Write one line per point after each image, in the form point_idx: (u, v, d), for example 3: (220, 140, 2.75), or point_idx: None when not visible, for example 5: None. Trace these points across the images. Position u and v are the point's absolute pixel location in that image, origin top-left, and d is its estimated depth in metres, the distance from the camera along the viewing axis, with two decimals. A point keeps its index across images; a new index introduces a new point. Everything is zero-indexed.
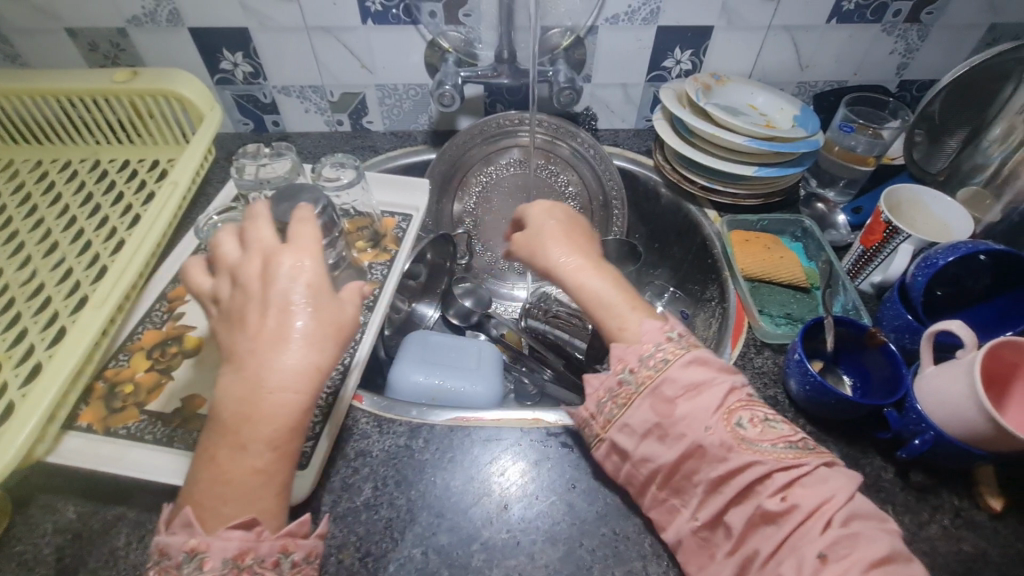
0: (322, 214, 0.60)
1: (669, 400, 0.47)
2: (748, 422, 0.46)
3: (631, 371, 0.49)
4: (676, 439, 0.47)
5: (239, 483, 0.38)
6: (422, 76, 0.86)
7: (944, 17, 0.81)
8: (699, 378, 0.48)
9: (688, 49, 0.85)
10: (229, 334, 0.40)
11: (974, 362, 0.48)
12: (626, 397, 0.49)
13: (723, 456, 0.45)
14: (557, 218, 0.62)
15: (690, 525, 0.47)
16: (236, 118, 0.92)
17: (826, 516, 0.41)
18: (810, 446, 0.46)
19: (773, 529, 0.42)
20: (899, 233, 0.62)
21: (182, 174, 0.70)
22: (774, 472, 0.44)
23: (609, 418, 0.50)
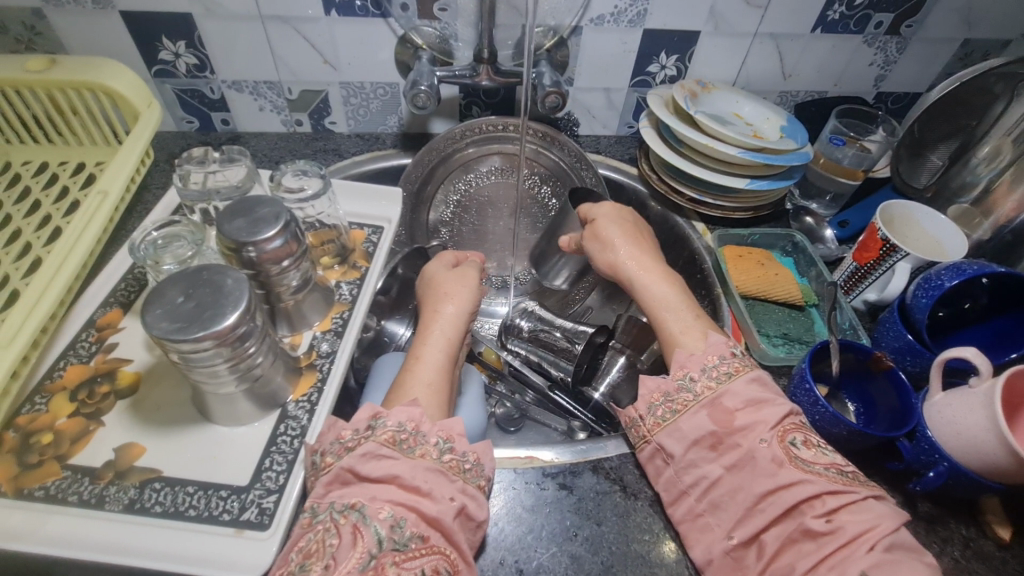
0: (285, 230, 0.52)
1: (728, 411, 0.48)
2: (801, 444, 0.46)
3: (692, 379, 0.51)
4: (732, 448, 0.47)
5: (420, 379, 0.55)
6: (392, 74, 0.79)
7: (922, 30, 0.81)
8: (760, 394, 0.49)
9: (673, 54, 0.81)
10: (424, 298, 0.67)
11: (993, 392, 0.46)
12: (682, 403, 0.50)
13: (773, 471, 0.45)
14: (630, 224, 0.68)
15: (725, 543, 0.45)
16: (178, 116, 0.82)
17: (870, 542, 0.40)
18: (859, 479, 0.46)
19: (813, 547, 0.41)
20: (897, 251, 0.61)
21: (113, 181, 0.59)
22: (824, 493, 0.43)
23: (661, 421, 0.50)
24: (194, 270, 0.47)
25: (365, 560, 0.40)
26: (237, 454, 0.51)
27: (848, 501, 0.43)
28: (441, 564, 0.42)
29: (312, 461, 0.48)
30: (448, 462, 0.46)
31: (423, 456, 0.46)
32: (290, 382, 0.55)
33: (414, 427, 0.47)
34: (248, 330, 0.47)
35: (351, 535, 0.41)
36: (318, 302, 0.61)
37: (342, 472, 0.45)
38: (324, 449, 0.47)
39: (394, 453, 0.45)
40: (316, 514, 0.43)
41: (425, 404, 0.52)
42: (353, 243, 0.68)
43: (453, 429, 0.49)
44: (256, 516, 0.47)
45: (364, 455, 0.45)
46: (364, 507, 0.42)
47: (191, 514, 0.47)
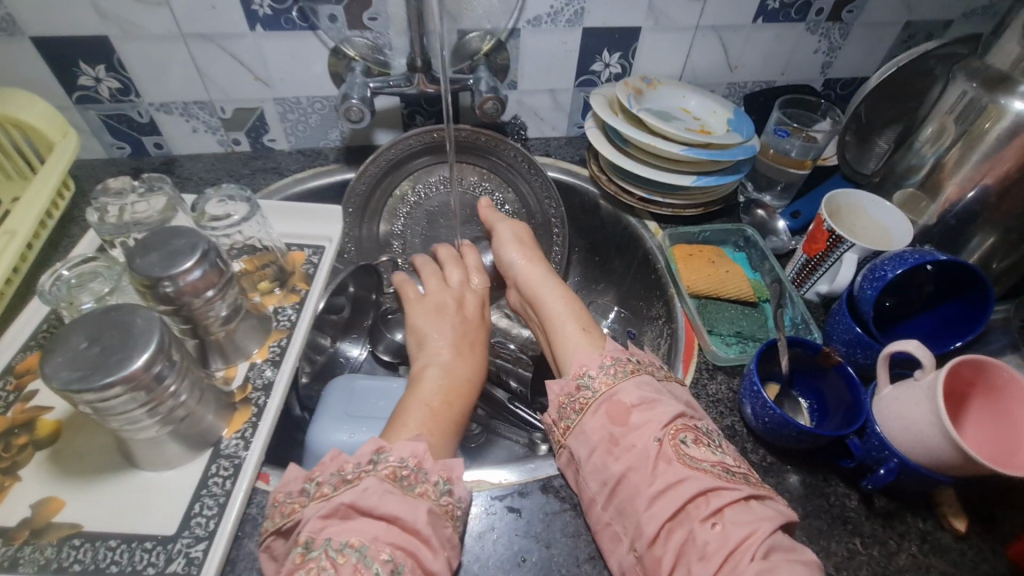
0: (203, 261, 0.49)
1: (624, 407, 0.48)
2: (691, 443, 0.46)
3: (590, 377, 0.51)
4: (625, 450, 0.46)
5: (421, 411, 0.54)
6: (328, 87, 0.76)
7: (863, 15, 0.81)
8: (654, 394, 0.49)
9: (616, 52, 0.80)
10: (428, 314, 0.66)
11: (935, 384, 0.45)
12: (582, 402, 0.50)
13: (663, 471, 0.44)
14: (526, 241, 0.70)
15: (629, 558, 0.43)
16: (107, 142, 0.78)
17: (751, 549, 0.38)
18: (746, 478, 0.44)
19: (700, 560, 0.39)
20: (843, 242, 0.60)
21: (23, 218, 0.56)
22: (711, 493, 0.42)
23: (569, 425, 0.50)
24: (102, 312, 0.45)
25: None
26: (164, 501, 0.48)
27: (734, 499, 0.42)
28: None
29: (302, 489, 0.45)
30: (443, 506, 0.45)
31: (423, 494, 0.45)
32: (222, 419, 0.53)
33: (416, 464, 0.46)
34: (164, 372, 0.44)
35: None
36: (253, 331, 0.58)
37: (342, 506, 0.42)
38: (322, 479, 0.45)
39: (395, 489, 0.44)
40: (310, 551, 0.40)
41: (426, 439, 0.51)
42: (292, 265, 0.66)
43: (452, 470, 0.47)
44: (183, 567, 0.45)
45: (367, 490, 0.43)
46: (365, 547, 0.40)
47: (113, 571, 0.44)
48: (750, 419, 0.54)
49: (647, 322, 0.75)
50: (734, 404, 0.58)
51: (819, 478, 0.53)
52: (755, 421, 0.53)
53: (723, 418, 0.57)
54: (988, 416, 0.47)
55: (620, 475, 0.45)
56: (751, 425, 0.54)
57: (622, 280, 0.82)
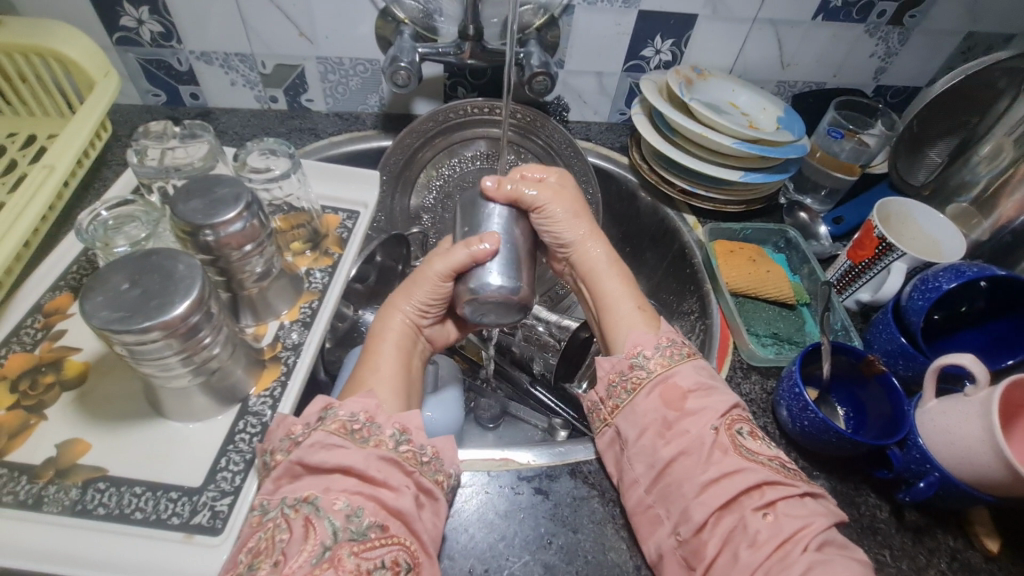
0: (245, 213, 0.48)
1: (680, 391, 0.47)
2: (747, 435, 0.45)
3: (646, 356, 0.49)
4: (678, 435, 0.45)
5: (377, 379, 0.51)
6: (372, 50, 0.75)
7: (926, 21, 0.79)
8: (710, 380, 0.48)
9: (669, 38, 0.78)
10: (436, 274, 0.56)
11: (990, 401, 0.44)
12: (636, 382, 0.48)
13: (719, 458, 0.43)
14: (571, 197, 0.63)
15: (671, 541, 0.43)
16: (143, 88, 0.77)
17: (804, 539, 0.39)
18: (800, 474, 0.44)
19: (749, 549, 0.39)
20: (893, 250, 0.58)
21: (62, 155, 0.55)
22: (767, 485, 0.42)
23: (617, 404, 0.49)
24: (142, 255, 0.43)
25: (317, 553, 0.37)
26: (191, 452, 0.47)
27: (789, 492, 0.42)
28: (402, 556, 0.39)
29: (262, 462, 0.44)
30: (404, 454, 0.43)
31: (378, 446, 0.43)
32: (251, 375, 0.52)
33: (367, 418, 0.44)
34: (201, 320, 0.43)
35: (303, 528, 0.38)
36: (286, 290, 0.57)
37: (291, 466, 0.42)
38: (273, 447, 0.44)
39: (344, 441, 0.42)
40: (267, 512, 0.40)
41: (381, 398, 0.49)
42: (326, 228, 0.64)
43: (409, 422, 0.46)
44: (208, 520, 0.44)
45: (313, 444, 0.42)
46: (317, 499, 0.39)
47: (136, 518, 0.44)
48: (786, 421, 0.53)
49: (678, 316, 0.73)
50: (768, 406, 0.57)
51: (852, 487, 0.52)
52: (791, 424, 0.52)
53: (755, 418, 0.56)
54: None
55: (670, 459, 0.44)
56: (786, 427, 0.54)
57: (654, 272, 0.81)
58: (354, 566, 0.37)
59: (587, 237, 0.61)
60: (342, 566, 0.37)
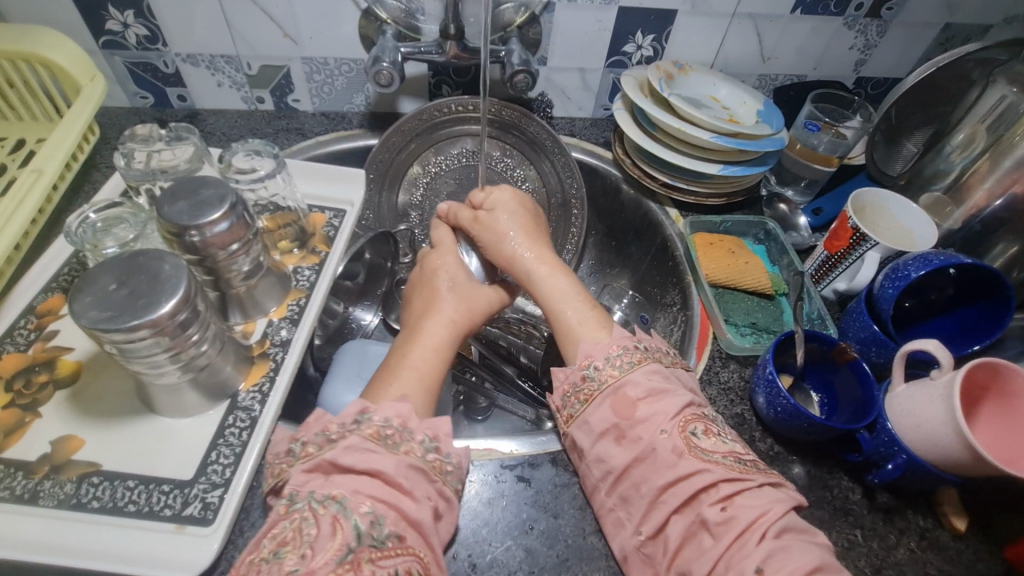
0: (231, 213, 0.49)
1: (630, 400, 0.48)
2: (702, 434, 0.46)
3: (595, 368, 0.50)
4: (632, 442, 0.46)
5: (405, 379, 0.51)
6: (356, 50, 0.76)
7: (903, 13, 0.80)
8: (662, 385, 0.48)
9: (649, 33, 0.79)
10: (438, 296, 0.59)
11: (952, 385, 0.45)
12: (588, 393, 0.49)
13: (674, 462, 0.45)
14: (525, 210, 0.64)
15: (635, 539, 0.45)
16: (131, 91, 0.78)
17: (761, 528, 0.40)
18: (756, 467, 0.46)
19: (710, 542, 0.41)
20: (867, 240, 0.60)
21: (49, 160, 0.56)
22: (722, 483, 0.43)
23: (572, 413, 0.50)
24: (129, 256, 0.45)
25: (342, 553, 0.38)
26: (182, 446, 0.49)
27: (742, 486, 0.43)
28: (415, 567, 0.40)
29: (289, 450, 0.46)
30: (430, 463, 0.45)
31: (372, 434, 0.44)
32: (240, 372, 0.53)
33: (364, 410, 0.46)
34: (188, 318, 0.44)
35: (331, 525, 0.39)
36: (273, 288, 0.59)
37: (324, 462, 0.43)
38: (308, 438, 0.45)
39: (377, 447, 0.44)
40: (294, 503, 0.41)
41: (411, 398, 0.50)
42: (312, 227, 0.66)
43: (406, 412, 0.47)
44: (199, 511, 0.45)
45: (348, 447, 0.43)
46: (345, 500, 0.41)
47: (130, 510, 0.45)
48: (761, 408, 0.55)
49: (662, 308, 0.75)
50: (745, 394, 0.58)
51: (824, 470, 0.53)
52: (766, 411, 0.54)
53: (733, 406, 0.57)
54: (999, 419, 0.47)
55: (627, 465, 0.46)
56: (761, 414, 0.55)
57: (638, 266, 0.82)
58: (370, 573, 0.38)
59: (528, 248, 0.61)
60: (361, 571, 0.38)
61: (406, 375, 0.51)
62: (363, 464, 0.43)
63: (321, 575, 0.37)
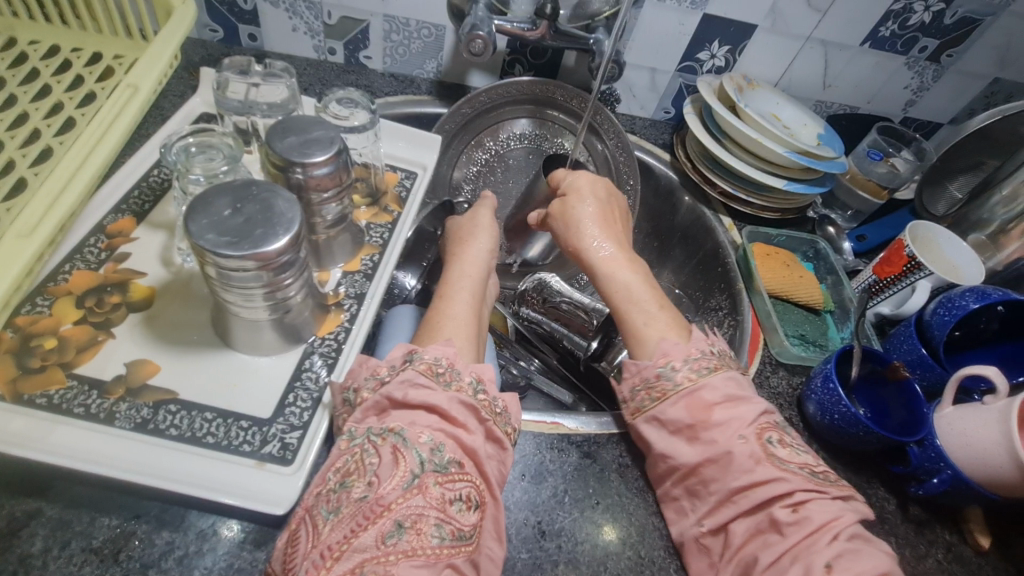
0: (336, 159, 0.49)
1: (705, 404, 0.47)
2: (776, 443, 0.47)
3: (673, 368, 0.49)
4: (706, 443, 0.46)
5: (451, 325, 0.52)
6: (441, 16, 0.75)
7: (960, 62, 0.84)
8: (737, 392, 0.48)
9: (726, 44, 0.81)
10: (461, 246, 0.64)
11: (1008, 409, 0.48)
12: (661, 392, 0.49)
13: (751, 467, 0.44)
14: (596, 199, 0.66)
15: (695, 529, 0.46)
16: (202, 21, 0.75)
17: (835, 530, 0.41)
18: (830, 480, 0.46)
19: (778, 538, 0.42)
20: (921, 269, 0.63)
21: (142, 76, 0.54)
22: (798, 490, 0.43)
23: (640, 407, 0.50)
24: (243, 183, 0.44)
25: (408, 479, 0.39)
26: (259, 385, 0.48)
27: (816, 496, 0.43)
28: (473, 493, 0.42)
29: (341, 399, 0.46)
30: (480, 402, 0.46)
31: (458, 390, 0.45)
32: (316, 319, 0.52)
33: (449, 363, 0.46)
34: (291, 260, 0.44)
35: (392, 455, 0.40)
36: (348, 243, 0.58)
37: (380, 400, 0.44)
38: (358, 385, 0.46)
39: (431, 383, 0.44)
40: (354, 437, 0.42)
41: (457, 343, 0.51)
42: (385, 185, 0.65)
43: (484, 372, 0.48)
44: (279, 450, 0.45)
45: (405, 381, 0.44)
46: (404, 431, 0.41)
47: (209, 441, 0.44)
48: (812, 414, 0.58)
49: (706, 311, 0.77)
50: (794, 400, 0.61)
51: (864, 479, 0.57)
52: (818, 417, 0.57)
53: (782, 410, 0.60)
54: None
55: (698, 462, 0.46)
56: (811, 420, 0.58)
57: (681, 268, 0.84)
58: (439, 494, 0.40)
59: (603, 234, 0.63)
60: (429, 493, 0.39)
61: (451, 328, 0.52)
62: (419, 399, 0.43)
63: (393, 502, 0.38)
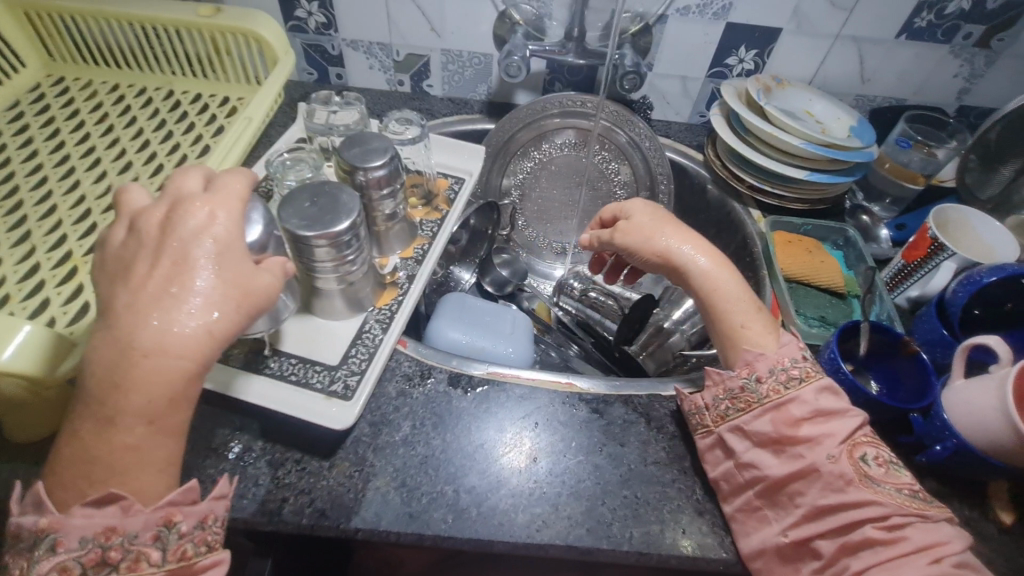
0: (389, 163, 0.62)
1: (795, 419, 0.49)
2: (872, 460, 0.48)
3: (757, 380, 0.52)
4: (792, 458, 0.48)
5: (113, 460, 0.39)
6: (487, 46, 0.88)
7: (1013, 45, 0.81)
8: (830, 407, 0.50)
9: (752, 49, 0.85)
10: (114, 286, 0.41)
11: (1006, 377, 0.49)
12: (745, 403, 0.52)
13: (841, 488, 0.46)
14: (660, 215, 0.64)
15: (777, 538, 0.48)
16: (302, 67, 0.94)
17: (938, 553, 0.43)
18: (927, 499, 0.47)
19: (871, 550, 0.44)
20: (944, 250, 0.63)
21: (256, 111, 0.72)
22: (894, 514, 0.45)
23: (724, 415, 0.53)
24: (320, 184, 0.58)
25: None
26: (331, 338, 0.62)
27: (914, 520, 0.45)
28: None
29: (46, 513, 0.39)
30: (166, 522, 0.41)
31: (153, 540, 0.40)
32: (375, 293, 0.65)
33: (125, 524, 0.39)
34: (352, 240, 0.56)
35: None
36: (402, 234, 0.70)
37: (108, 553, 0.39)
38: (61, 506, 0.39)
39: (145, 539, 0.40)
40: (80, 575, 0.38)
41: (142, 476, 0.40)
42: (437, 189, 0.78)
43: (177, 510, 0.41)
44: (341, 388, 0.57)
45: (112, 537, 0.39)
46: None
47: (292, 379, 0.57)
48: None
49: None
50: None
51: None
52: None
53: None
54: None
55: (784, 478, 0.48)
56: None
57: None
58: None
59: (687, 245, 0.60)
60: None
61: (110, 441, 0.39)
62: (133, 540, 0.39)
63: None
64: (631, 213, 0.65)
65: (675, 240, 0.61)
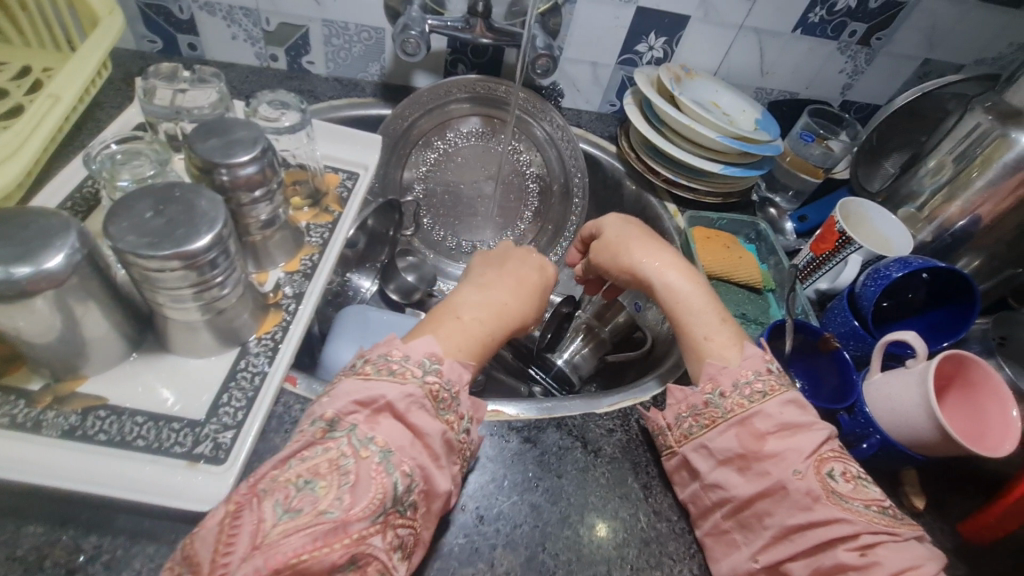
0: (261, 158, 0.49)
1: (760, 433, 0.46)
2: (840, 476, 0.45)
3: (722, 395, 0.49)
4: (758, 476, 0.45)
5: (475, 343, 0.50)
6: (378, 18, 0.76)
7: (889, 44, 0.86)
8: (796, 421, 0.47)
9: (662, 36, 0.82)
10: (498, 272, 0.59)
11: (926, 371, 0.50)
12: (710, 419, 0.49)
13: (809, 505, 0.43)
14: (635, 226, 0.64)
15: (748, 565, 0.45)
16: (139, 34, 0.76)
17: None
18: (900, 518, 0.45)
19: None
20: (852, 243, 0.65)
21: (66, 87, 0.54)
22: (865, 533, 0.42)
23: (688, 433, 0.50)
24: (166, 186, 0.44)
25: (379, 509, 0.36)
26: (192, 382, 0.48)
27: (885, 540, 0.42)
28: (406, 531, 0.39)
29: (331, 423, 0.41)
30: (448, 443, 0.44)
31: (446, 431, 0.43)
32: (255, 319, 0.52)
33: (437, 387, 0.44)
34: (219, 258, 0.44)
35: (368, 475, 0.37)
36: (287, 242, 0.58)
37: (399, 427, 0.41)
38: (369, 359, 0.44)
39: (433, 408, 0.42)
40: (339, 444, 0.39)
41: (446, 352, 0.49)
42: (326, 186, 0.66)
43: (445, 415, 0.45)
44: (210, 450, 0.45)
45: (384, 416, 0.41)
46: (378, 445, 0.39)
47: (139, 445, 0.44)
48: None
49: None
50: None
51: None
52: None
53: None
54: (960, 407, 0.53)
55: (752, 497, 0.45)
56: None
57: None
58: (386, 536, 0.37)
59: (652, 259, 0.59)
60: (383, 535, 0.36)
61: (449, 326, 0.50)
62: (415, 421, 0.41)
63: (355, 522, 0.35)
64: (603, 228, 0.65)
65: (643, 254, 0.60)
